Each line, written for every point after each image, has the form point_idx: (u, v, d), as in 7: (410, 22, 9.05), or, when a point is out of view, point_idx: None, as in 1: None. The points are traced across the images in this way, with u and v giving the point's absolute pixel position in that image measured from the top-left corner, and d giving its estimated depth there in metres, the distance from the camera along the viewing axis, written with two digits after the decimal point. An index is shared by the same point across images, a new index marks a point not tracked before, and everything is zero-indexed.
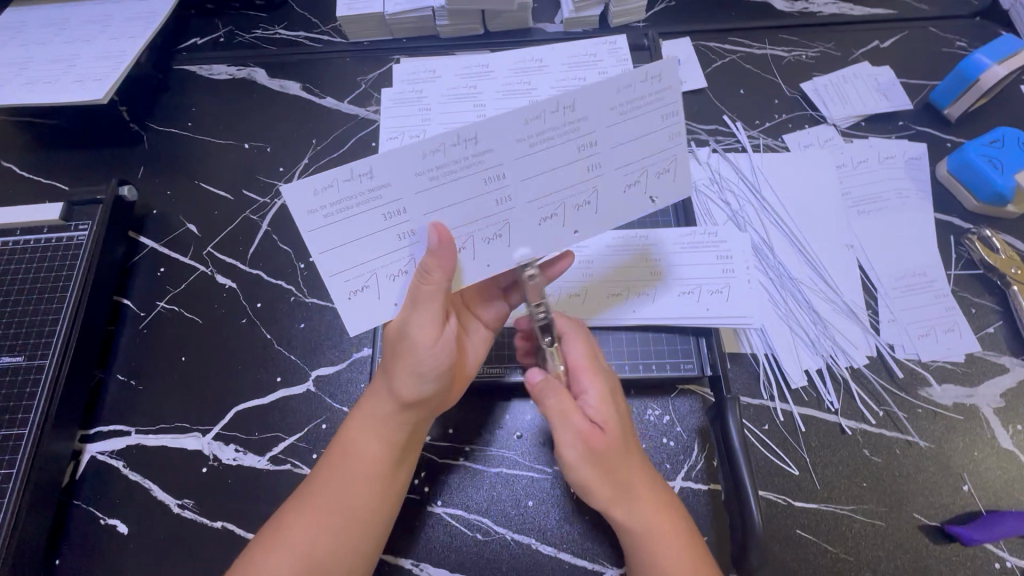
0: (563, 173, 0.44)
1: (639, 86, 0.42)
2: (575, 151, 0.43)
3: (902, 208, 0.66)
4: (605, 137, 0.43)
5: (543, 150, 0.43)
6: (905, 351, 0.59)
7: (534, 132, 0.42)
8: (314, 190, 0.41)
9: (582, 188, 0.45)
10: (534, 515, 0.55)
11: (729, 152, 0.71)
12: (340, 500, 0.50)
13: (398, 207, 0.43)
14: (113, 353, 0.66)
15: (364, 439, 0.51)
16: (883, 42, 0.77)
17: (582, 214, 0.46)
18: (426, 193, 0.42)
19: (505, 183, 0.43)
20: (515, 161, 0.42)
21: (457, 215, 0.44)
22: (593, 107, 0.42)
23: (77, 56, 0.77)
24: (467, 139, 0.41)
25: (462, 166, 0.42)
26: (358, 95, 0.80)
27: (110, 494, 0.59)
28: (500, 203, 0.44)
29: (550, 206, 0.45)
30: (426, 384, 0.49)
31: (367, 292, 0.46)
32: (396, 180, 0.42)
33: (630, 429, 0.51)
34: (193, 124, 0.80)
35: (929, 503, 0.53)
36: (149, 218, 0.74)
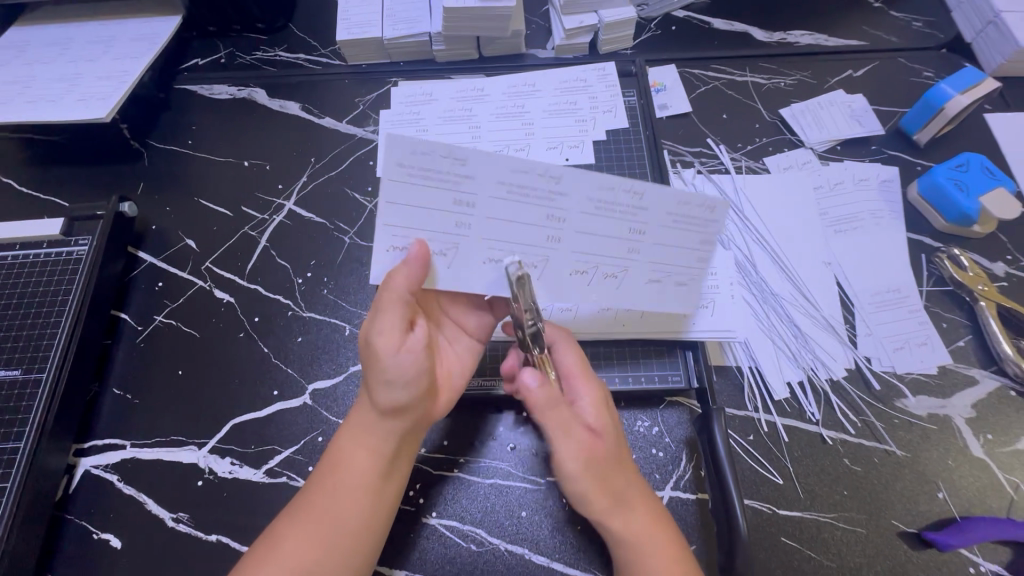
0: (606, 242, 0.49)
1: (701, 209, 0.48)
2: (625, 232, 0.49)
3: (876, 228, 0.69)
4: (653, 233, 0.49)
5: (601, 216, 0.48)
6: (882, 363, 0.62)
7: (604, 200, 0.47)
8: (410, 155, 0.43)
9: (617, 262, 0.50)
10: (527, 526, 0.57)
11: (713, 174, 0.74)
12: (331, 513, 0.50)
13: (469, 200, 0.46)
14: (110, 368, 0.66)
15: (352, 451, 0.52)
16: (856, 72, 0.81)
17: (605, 282, 0.51)
18: (493, 199, 0.46)
19: (560, 228, 0.48)
20: (578, 214, 0.48)
21: (506, 232, 0.47)
22: (657, 204, 0.48)
23: (80, 75, 0.78)
24: (551, 176, 0.46)
25: (534, 194, 0.46)
26: (356, 115, 0.82)
27: (104, 508, 0.59)
28: (549, 241, 0.48)
29: (585, 263, 0.50)
30: (399, 391, 0.48)
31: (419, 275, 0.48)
32: (479, 174, 0.45)
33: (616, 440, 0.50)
34: (193, 142, 0.82)
35: (905, 510, 0.55)
36: (148, 233, 0.75)
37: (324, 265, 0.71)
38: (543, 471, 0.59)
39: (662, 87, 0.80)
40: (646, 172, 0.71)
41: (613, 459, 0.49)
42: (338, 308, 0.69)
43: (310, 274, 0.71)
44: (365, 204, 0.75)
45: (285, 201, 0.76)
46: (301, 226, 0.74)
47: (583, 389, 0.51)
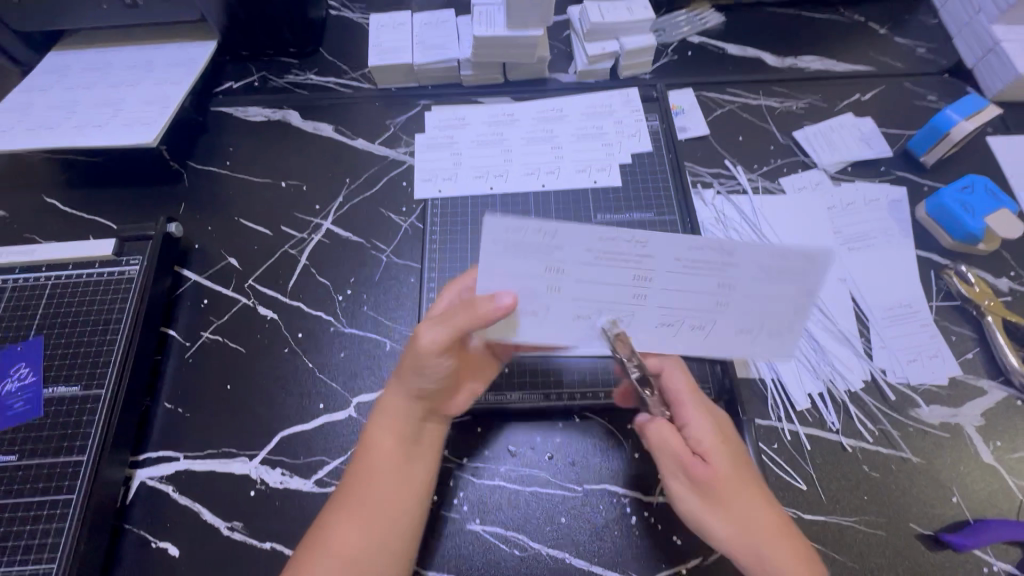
0: (694, 295, 0.48)
1: (798, 261, 0.46)
2: (714, 287, 0.47)
3: (887, 246, 0.73)
4: (744, 286, 0.47)
5: (689, 275, 0.46)
6: (896, 375, 0.66)
7: (690, 259, 0.45)
8: (509, 233, 0.42)
9: (704, 314, 0.49)
10: (567, 531, 0.60)
11: (732, 194, 0.78)
12: (370, 497, 0.54)
13: (560, 268, 0.44)
14: (160, 382, 0.69)
15: (380, 435, 0.56)
16: (864, 95, 0.85)
17: (696, 329, 0.50)
18: (585, 263, 0.44)
19: (647, 288, 0.47)
20: (667, 274, 0.46)
21: (594, 294, 0.46)
22: (748, 261, 0.45)
23: (123, 100, 0.81)
24: (639, 243, 0.44)
25: (626, 261, 0.45)
26: (388, 137, 0.85)
27: (161, 518, 0.62)
28: (635, 300, 0.47)
29: (673, 317, 0.49)
30: (429, 382, 0.54)
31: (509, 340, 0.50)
32: (569, 246, 0.43)
33: (744, 462, 0.53)
34: (231, 163, 0.85)
35: (923, 513, 0.59)
36: (191, 251, 0.78)
37: (362, 282, 0.75)
38: (581, 479, 0.62)
39: (680, 110, 0.84)
40: (670, 195, 0.75)
41: (724, 482, 0.51)
42: (378, 324, 0.72)
43: (350, 292, 0.74)
44: (399, 223, 0.79)
45: (323, 220, 0.79)
46: (339, 245, 0.78)
47: (693, 414, 0.55)
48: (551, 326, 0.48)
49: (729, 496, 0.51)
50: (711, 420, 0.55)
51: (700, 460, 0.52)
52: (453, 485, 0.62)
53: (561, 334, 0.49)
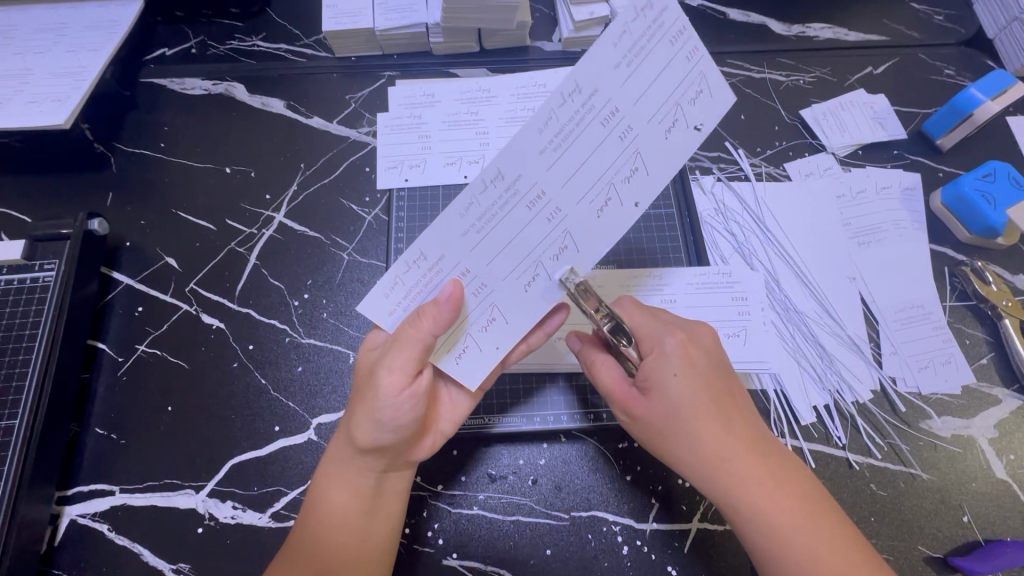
0: (597, 156, 0.40)
1: (635, 25, 0.37)
2: (602, 129, 0.39)
3: (900, 240, 0.67)
4: (625, 99, 0.39)
5: (570, 144, 0.39)
6: (907, 385, 0.61)
7: (554, 133, 0.39)
8: (385, 294, 0.45)
9: (621, 158, 0.41)
10: (554, 564, 0.54)
11: (733, 181, 0.70)
12: (320, 554, 0.47)
13: (465, 269, 0.43)
14: (90, 405, 0.61)
15: (334, 491, 0.48)
16: (877, 69, 0.77)
17: (635, 182, 0.41)
18: (479, 248, 0.43)
19: (549, 199, 0.41)
20: (548, 172, 0.40)
21: (515, 253, 0.43)
22: (600, 78, 0.38)
23: (31, 70, 0.69)
24: (493, 179, 0.40)
25: (503, 205, 0.41)
26: (348, 115, 0.75)
27: (96, 562, 0.55)
28: (552, 218, 0.42)
29: (598, 192, 0.42)
30: (385, 433, 0.46)
31: (471, 351, 0.46)
32: (449, 251, 0.43)
33: (699, 391, 0.47)
34: (165, 145, 0.74)
35: (932, 535, 0.55)
36: (122, 251, 0.68)
37: (320, 285, 0.66)
38: (568, 506, 0.56)
39: None
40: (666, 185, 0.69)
41: (672, 416, 0.47)
42: (340, 334, 0.64)
43: (307, 296, 0.66)
44: (362, 215, 0.70)
45: (274, 213, 0.70)
46: (293, 242, 0.68)
47: (646, 347, 0.49)
48: (508, 310, 0.45)
49: (668, 427, 0.47)
50: (666, 350, 0.48)
51: (644, 394, 0.49)
52: (427, 515, 0.56)
53: (533, 307, 0.45)
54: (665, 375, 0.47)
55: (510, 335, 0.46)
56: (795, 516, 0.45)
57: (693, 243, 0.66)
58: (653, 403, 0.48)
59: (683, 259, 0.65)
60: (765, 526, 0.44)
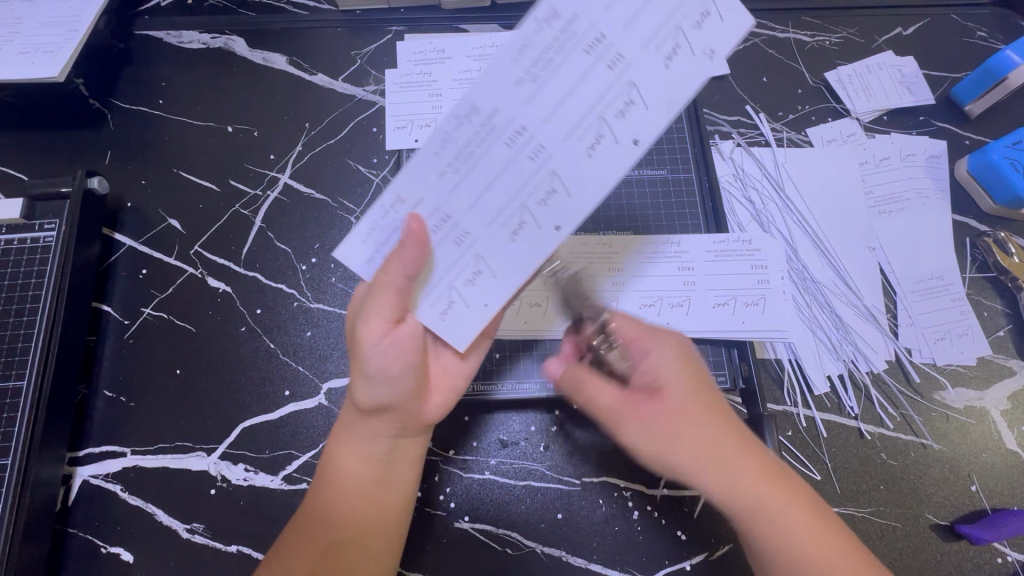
0: (586, 85, 0.38)
1: None
2: (588, 57, 0.37)
3: (923, 209, 0.65)
4: (611, 24, 0.37)
5: (551, 73, 0.37)
6: (921, 355, 0.60)
7: (532, 62, 0.37)
8: (360, 241, 0.43)
9: (615, 91, 0.37)
10: (565, 529, 0.55)
11: (753, 147, 0.68)
12: (333, 521, 0.47)
13: (443, 213, 0.41)
14: (97, 368, 0.60)
15: (342, 457, 0.48)
16: (906, 30, 0.74)
17: (632, 116, 0.38)
18: (458, 191, 0.41)
19: (532, 135, 0.39)
20: (529, 104, 0.38)
21: (499, 196, 0.40)
22: (580, 1, 0.36)
23: (20, 19, 0.65)
24: (468, 113, 0.38)
25: (480, 142, 0.39)
26: (354, 72, 0.72)
27: (111, 522, 0.55)
28: (537, 156, 0.39)
29: (589, 127, 0.38)
30: (380, 388, 0.46)
31: (455, 307, 0.43)
32: (426, 194, 0.41)
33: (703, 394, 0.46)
34: (164, 102, 0.71)
35: (940, 503, 0.56)
36: (124, 212, 0.66)
37: (329, 249, 0.65)
38: (579, 473, 0.57)
39: None
40: (685, 147, 0.66)
41: (685, 422, 0.44)
42: (348, 298, 0.63)
43: (314, 260, 0.64)
44: (370, 177, 0.68)
45: (279, 174, 0.68)
46: (299, 204, 0.66)
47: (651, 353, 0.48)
48: (490, 255, 0.42)
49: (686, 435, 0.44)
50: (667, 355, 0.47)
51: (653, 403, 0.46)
52: (439, 480, 0.56)
53: (521, 256, 0.41)
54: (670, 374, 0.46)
55: (497, 289, 0.42)
56: (808, 526, 0.42)
57: (711, 209, 0.63)
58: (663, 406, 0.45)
59: (701, 224, 0.63)
60: (781, 544, 0.42)
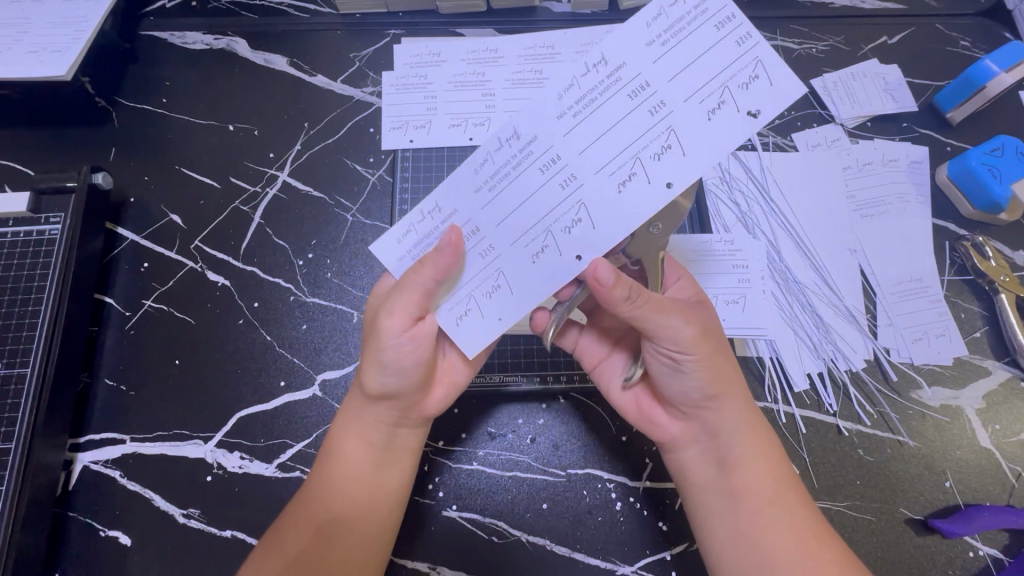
0: (623, 127, 0.40)
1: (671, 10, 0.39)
2: (628, 100, 0.40)
3: (904, 213, 0.67)
4: (655, 74, 0.39)
5: (590, 112, 0.40)
6: (899, 355, 0.62)
7: (575, 100, 0.40)
8: (397, 240, 0.46)
9: (652, 135, 0.40)
10: (549, 518, 0.57)
11: (740, 151, 0.70)
12: (327, 500, 0.49)
13: (474, 224, 0.44)
14: (99, 357, 0.62)
15: (346, 441, 0.50)
16: (891, 39, 0.76)
17: (666, 161, 0.40)
18: (491, 208, 0.44)
19: (565, 165, 0.41)
20: (566, 137, 0.41)
21: (526, 217, 0.43)
22: (629, 52, 0.40)
23: (29, 19, 0.67)
24: (510, 139, 0.42)
25: (517, 165, 0.42)
26: (352, 74, 0.74)
27: (110, 506, 0.57)
28: (567, 185, 0.42)
29: (622, 165, 0.40)
30: (390, 377, 0.48)
31: (471, 315, 0.46)
32: (462, 206, 0.44)
33: (722, 339, 0.50)
34: (168, 100, 0.73)
35: (914, 498, 0.57)
36: (126, 206, 0.68)
37: (325, 245, 0.67)
38: (564, 464, 0.58)
39: None
40: None
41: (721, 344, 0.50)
42: (343, 293, 0.65)
43: (311, 256, 0.66)
44: (367, 176, 0.70)
45: (278, 172, 0.70)
46: (296, 201, 0.68)
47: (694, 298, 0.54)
48: (510, 272, 0.44)
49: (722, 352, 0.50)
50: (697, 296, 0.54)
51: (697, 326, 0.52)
52: (429, 470, 0.58)
53: (538, 277, 0.43)
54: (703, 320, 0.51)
55: (511, 305, 0.44)
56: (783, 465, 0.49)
57: (696, 211, 0.67)
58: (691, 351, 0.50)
59: (687, 224, 0.66)
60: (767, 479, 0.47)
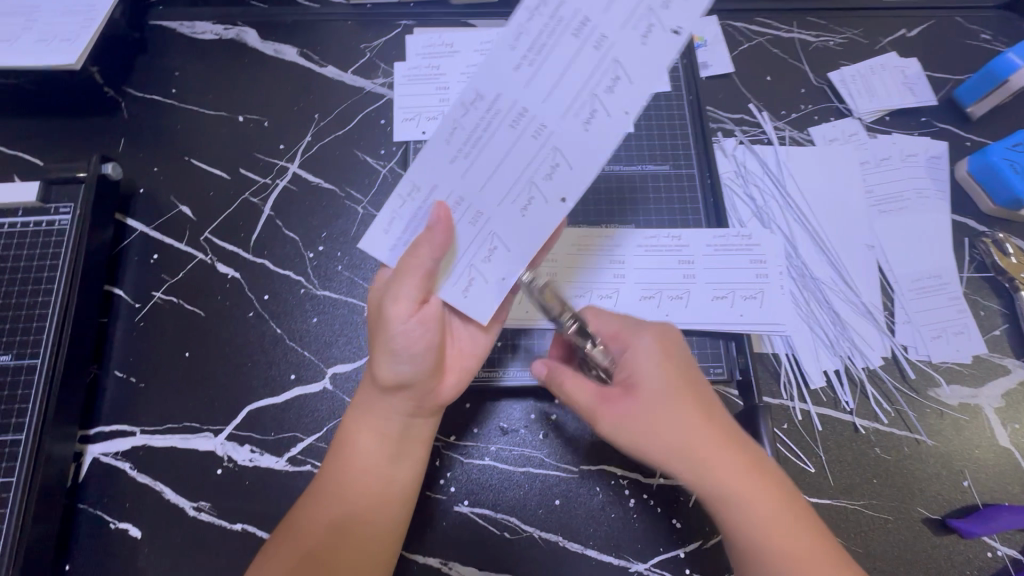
0: (575, 66, 0.40)
1: None
2: (575, 39, 0.40)
3: (923, 208, 0.66)
4: (592, 10, 0.40)
5: (542, 59, 0.41)
6: (917, 352, 0.61)
7: (526, 48, 0.41)
8: (385, 228, 0.45)
9: (603, 69, 0.40)
10: (562, 515, 0.56)
11: (755, 145, 0.69)
12: (342, 494, 0.48)
13: (457, 195, 0.44)
14: (108, 349, 0.62)
15: (359, 433, 0.49)
16: (910, 31, 0.75)
17: (620, 90, 0.40)
18: (470, 174, 0.44)
19: (532, 114, 0.41)
20: (527, 87, 0.41)
21: (507, 173, 0.43)
22: None
23: (38, 7, 0.67)
24: (473, 100, 0.42)
25: (485, 125, 0.42)
26: (363, 65, 0.73)
27: (120, 498, 0.57)
28: (538, 133, 0.42)
29: (583, 103, 0.41)
30: (403, 364, 0.47)
31: (477, 284, 0.45)
32: (440, 179, 0.44)
33: (675, 396, 0.46)
34: (177, 91, 0.72)
35: (932, 498, 0.56)
36: (136, 197, 0.67)
37: (335, 238, 0.66)
38: (577, 460, 0.58)
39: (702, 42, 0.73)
40: (689, 144, 0.67)
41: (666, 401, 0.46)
42: (353, 286, 0.64)
43: (322, 249, 0.65)
44: (378, 168, 0.69)
45: (288, 163, 0.69)
46: (307, 193, 0.68)
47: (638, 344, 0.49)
48: (503, 232, 0.44)
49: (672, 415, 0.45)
50: (643, 346, 0.49)
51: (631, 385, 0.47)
52: (440, 465, 0.57)
53: (530, 231, 0.43)
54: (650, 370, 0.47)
55: (512, 265, 0.44)
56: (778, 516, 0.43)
57: (713, 204, 0.64)
58: (640, 402, 0.46)
59: (702, 220, 0.64)
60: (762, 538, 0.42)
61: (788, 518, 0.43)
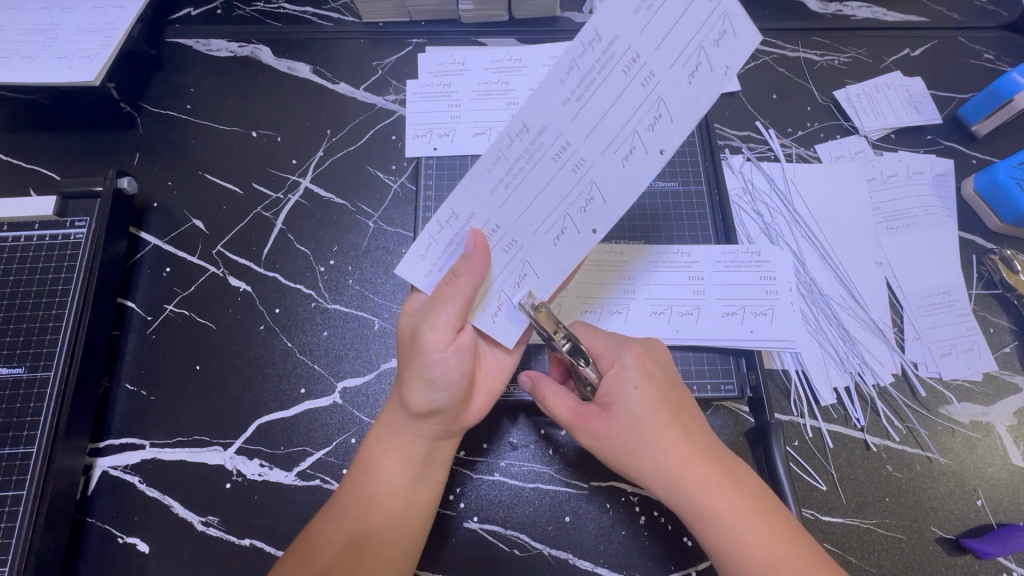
0: (619, 104, 0.40)
1: None
2: (621, 78, 0.39)
3: (930, 225, 0.66)
4: (642, 46, 0.38)
5: (588, 97, 0.40)
6: (927, 370, 0.61)
7: (576, 83, 0.40)
8: (421, 256, 0.47)
9: (645, 107, 0.40)
10: (571, 532, 0.56)
11: (762, 162, 0.70)
12: (366, 515, 0.48)
13: (495, 224, 0.45)
14: (120, 361, 0.62)
15: (384, 456, 0.50)
16: (914, 51, 0.76)
17: (659, 130, 0.40)
18: (508, 203, 0.44)
19: (572, 150, 0.42)
20: (571, 123, 0.41)
21: (545, 204, 0.44)
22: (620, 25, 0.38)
23: (58, 26, 0.68)
24: (519, 133, 0.42)
25: (526, 160, 0.42)
26: (375, 82, 0.74)
27: (129, 512, 0.56)
28: (577, 169, 0.42)
29: (621, 142, 0.41)
30: (437, 393, 0.48)
31: (506, 309, 0.47)
32: (478, 209, 0.44)
33: (646, 413, 0.47)
34: (192, 107, 0.73)
35: (946, 517, 0.56)
36: (150, 211, 0.68)
37: (346, 252, 0.66)
38: (587, 476, 0.57)
39: None
40: (697, 159, 0.68)
41: (639, 421, 0.47)
42: (363, 300, 0.65)
43: (332, 262, 0.66)
44: (389, 183, 0.70)
45: (300, 178, 0.70)
46: (318, 208, 0.68)
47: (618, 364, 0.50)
48: (537, 265, 0.46)
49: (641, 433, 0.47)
50: (623, 365, 0.50)
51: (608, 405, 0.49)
52: (451, 480, 0.57)
53: (563, 259, 0.45)
54: (627, 389, 0.48)
55: (542, 292, 0.46)
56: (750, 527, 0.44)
57: (722, 220, 0.65)
58: (614, 418, 0.48)
59: (712, 237, 0.64)
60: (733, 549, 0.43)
61: (762, 531, 0.44)
